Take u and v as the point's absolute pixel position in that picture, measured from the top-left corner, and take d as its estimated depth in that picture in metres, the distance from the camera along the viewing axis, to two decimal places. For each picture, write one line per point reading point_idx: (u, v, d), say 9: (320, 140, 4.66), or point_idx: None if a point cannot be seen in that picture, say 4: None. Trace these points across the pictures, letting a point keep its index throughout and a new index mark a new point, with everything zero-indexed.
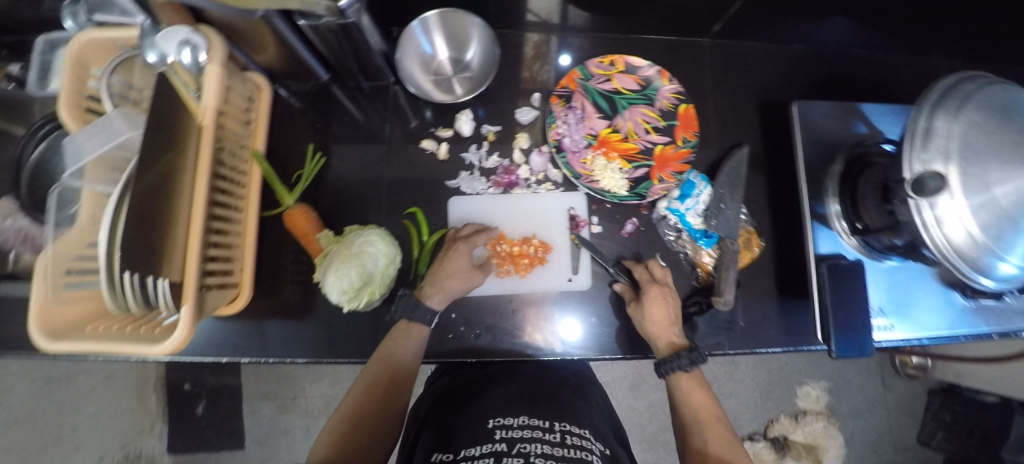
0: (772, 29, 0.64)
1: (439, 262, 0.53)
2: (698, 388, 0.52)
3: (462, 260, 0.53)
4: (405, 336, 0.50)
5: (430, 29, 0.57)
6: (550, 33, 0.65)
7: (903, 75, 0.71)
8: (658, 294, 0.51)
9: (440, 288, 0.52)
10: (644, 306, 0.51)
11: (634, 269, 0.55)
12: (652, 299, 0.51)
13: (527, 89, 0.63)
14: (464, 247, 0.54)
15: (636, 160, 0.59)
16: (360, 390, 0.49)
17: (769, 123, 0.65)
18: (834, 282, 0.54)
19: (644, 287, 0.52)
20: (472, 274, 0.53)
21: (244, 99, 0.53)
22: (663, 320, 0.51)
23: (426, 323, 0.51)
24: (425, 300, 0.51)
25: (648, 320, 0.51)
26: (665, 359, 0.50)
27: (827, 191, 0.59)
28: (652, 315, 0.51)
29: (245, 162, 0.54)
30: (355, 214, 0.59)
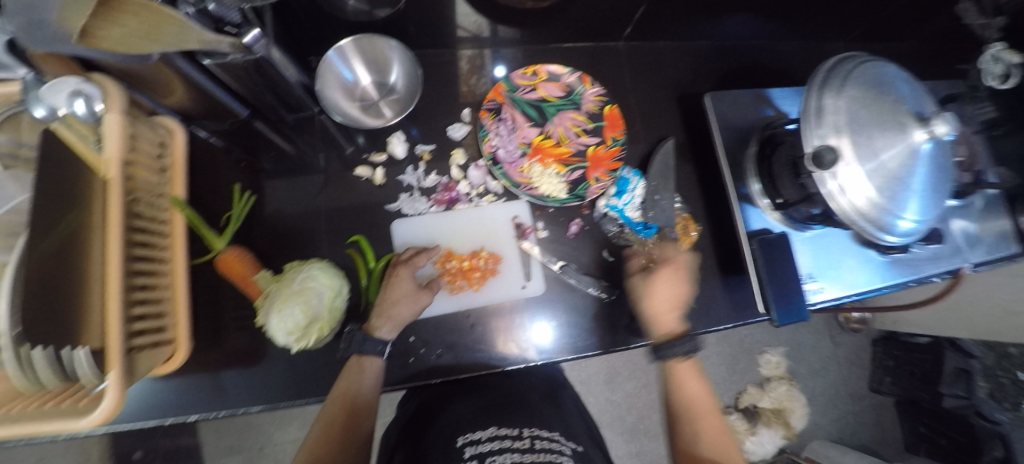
0: (679, 28, 0.69)
1: (384, 290, 0.52)
2: (695, 381, 0.54)
3: (405, 284, 0.52)
4: (357, 370, 0.49)
5: (348, 57, 0.57)
6: (484, 47, 0.66)
7: (801, 59, 0.78)
8: (674, 271, 0.55)
9: (388, 318, 0.50)
10: (654, 283, 0.55)
11: (637, 256, 0.58)
12: (666, 276, 0.55)
13: (470, 102, 0.64)
14: (406, 271, 0.53)
15: (571, 163, 0.61)
16: (319, 431, 0.48)
17: (689, 114, 0.69)
18: (765, 256, 0.59)
19: (655, 268, 0.56)
20: (419, 295, 0.52)
21: (155, 146, 0.50)
22: (668, 299, 0.54)
23: (378, 353, 0.49)
24: (374, 333, 0.50)
25: (653, 297, 0.54)
26: (665, 344, 0.53)
27: (747, 172, 0.63)
28: (651, 294, 0.54)
29: (166, 210, 0.51)
30: (295, 249, 0.57)
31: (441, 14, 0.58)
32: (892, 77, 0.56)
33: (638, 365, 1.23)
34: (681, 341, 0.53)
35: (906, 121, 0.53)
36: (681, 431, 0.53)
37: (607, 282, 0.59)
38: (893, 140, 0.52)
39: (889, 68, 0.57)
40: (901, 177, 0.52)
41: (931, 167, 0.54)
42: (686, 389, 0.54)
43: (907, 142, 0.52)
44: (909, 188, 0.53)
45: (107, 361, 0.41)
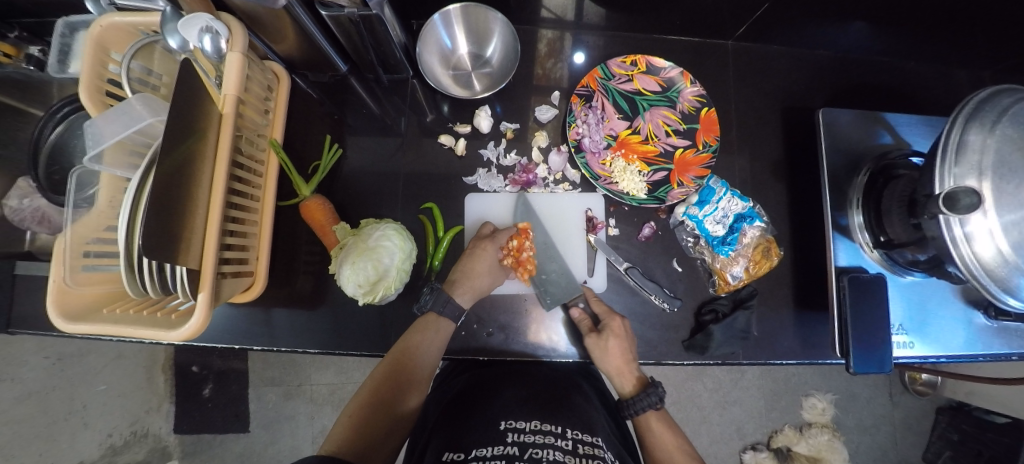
0: (799, 33, 0.62)
1: (470, 259, 0.55)
2: (666, 427, 0.53)
3: (488, 259, 0.55)
4: (432, 328, 0.52)
5: (451, 22, 0.56)
6: (564, 30, 0.64)
7: (931, 85, 0.69)
8: (619, 330, 0.52)
9: (470, 286, 0.53)
10: (604, 341, 0.51)
11: (594, 303, 0.55)
12: (613, 334, 0.51)
13: (542, 86, 0.62)
14: (490, 246, 0.56)
15: (656, 163, 0.58)
16: (376, 382, 0.50)
17: (793, 129, 0.63)
18: (855, 297, 0.53)
19: (606, 320, 0.53)
20: (499, 273, 0.55)
21: (263, 88, 0.53)
22: (620, 356, 0.51)
23: (454, 319, 0.53)
24: (455, 297, 0.53)
25: (607, 355, 0.50)
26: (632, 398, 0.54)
27: (850, 202, 0.57)
28: (603, 350, 0.50)
29: (263, 150, 0.54)
30: (369, 207, 0.59)
31: None
32: None
33: (670, 381, 1.22)
34: (648, 389, 0.53)
35: None
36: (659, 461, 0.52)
37: (669, 292, 0.57)
38: None
39: None
40: None
41: None
42: (661, 435, 0.52)
43: None
44: None
45: (200, 282, 0.44)
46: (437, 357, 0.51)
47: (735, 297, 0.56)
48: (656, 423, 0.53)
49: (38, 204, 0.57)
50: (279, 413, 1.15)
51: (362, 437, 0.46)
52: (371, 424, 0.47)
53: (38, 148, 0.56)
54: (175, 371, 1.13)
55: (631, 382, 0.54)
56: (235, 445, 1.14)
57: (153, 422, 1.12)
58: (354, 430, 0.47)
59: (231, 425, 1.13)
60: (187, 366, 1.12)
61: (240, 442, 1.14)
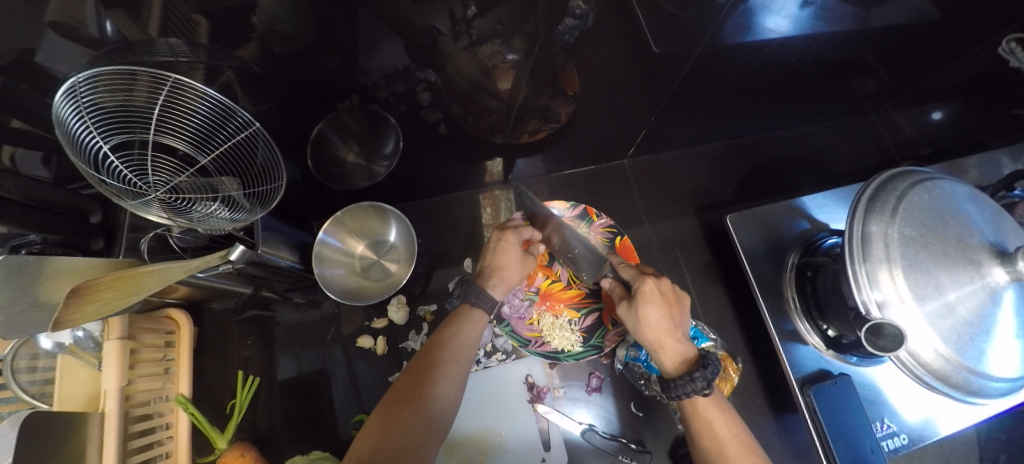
0: (685, 138, 0.65)
1: (495, 252, 0.50)
2: (720, 411, 0.39)
3: (513, 249, 0.51)
4: (468, 320, 0.44)
5: (340, 234, 0.56)
6: (497, 154, 0.61)
7: (824, 145, 0.72)
8: (651, 293, 0.43)
9: (501, 278, 0.48)
10: (637, 309, 0.42)
11: (623, 268, 0.48)
12: (646, 300, 0.42)
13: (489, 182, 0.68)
14: (513, 237, 0.51)
15: (585, 306, 0.56)
16: (416, 370, 0.40)
17: (710, 229, 0.63)
18: (826, 410, 0.49)
19: (636, 284, 0.44)
20: (526, 261, 0.51)
21: (158, 347, 0.50)
22: (662, 324, 0.41)
23: (489, 309, 0.46)
24: (488, 289, 0.47)
25: (643, 325, 0.42)
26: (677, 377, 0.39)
27: (788, 304, 0.54)
28: (638, 320, 0.42)
29: (170, 411, 0.50)
30: (301, 429, 0.55)
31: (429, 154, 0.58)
32: (952, 197, 0.45)
33: None
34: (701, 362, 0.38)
35: (979, 258, 0.41)
36: None
37: (636, 443, 0.52)
38: (964, 281, 0.41)
39: (948, 184, 0.46)
40: (979, 325, 0.40)
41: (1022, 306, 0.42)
42: (712, 424, 0.38)
43: (985, 284, 0.41)
44: (992, 338, 0.41)
45: None
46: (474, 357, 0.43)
47: None
48: (713, 410, 0.39)
49: None
50: None
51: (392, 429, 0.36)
52: (408, 427, 0.36)
53: None
54: None
55: (675, 360, 0.40)
56: None
57: None
58: (384, 446, 0.35)
59: None
60: None
61: None
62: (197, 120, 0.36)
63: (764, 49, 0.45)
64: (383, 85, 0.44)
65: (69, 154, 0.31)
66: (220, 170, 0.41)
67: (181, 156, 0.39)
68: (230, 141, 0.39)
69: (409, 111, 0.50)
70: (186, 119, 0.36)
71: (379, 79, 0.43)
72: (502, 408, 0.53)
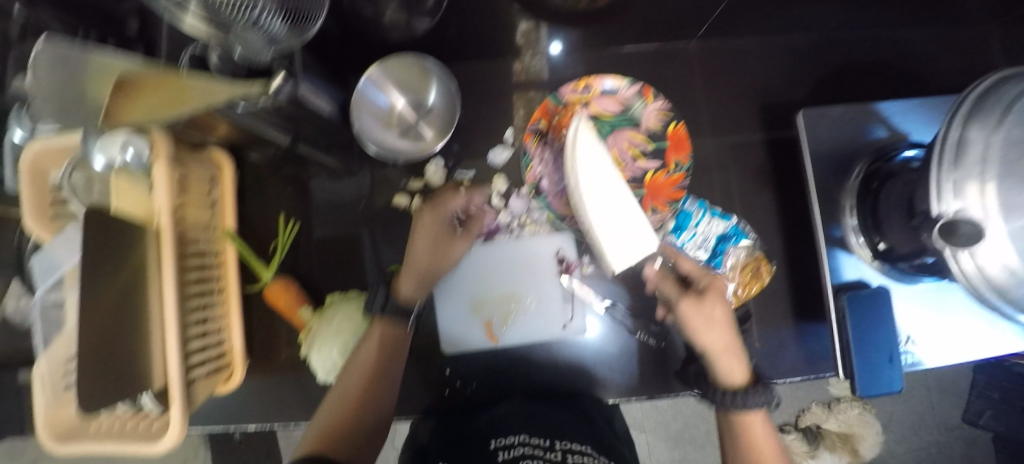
0: (771, 23, 0.56)
1: (414, 235, 0.51)
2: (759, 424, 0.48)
3: (428, 223, 0.52)
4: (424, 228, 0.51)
5: (381, 82, 0.53)
6: (541, 20, 0.54)
7: (932, 51, 0.61)
8: (719, 292, 0.49)
9: (412, 274, 0.50)
10: (708, 306, 0.48)
11: (683, 263, 0.51)
12: (712, 299, 0.48)
13: (522, 82, 0.60)
14: (427, 215, 0.52)
15: (625, 192, 0.54)
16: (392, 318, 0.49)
17: (774, 130, 0.58)
18: (859, 318, 0.48)
19: (704, 283, 0.50)
20: (440, 237, 0.52)
21: (204, 181, 0.51)
22: (724, 324, 0.47)
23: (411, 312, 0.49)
24: (398, 293, 0.50)
25: (710, 321, 0.47)
26: (744, 390, 0.46)
27: (843, 210, 0.51)
28: (707, 317, 0.47)
29: (217, 242, 0.53)
30: (337, 278, 0.58)
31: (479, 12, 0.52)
32: None
33: None
34: (757, 386, 0.46)
35: None
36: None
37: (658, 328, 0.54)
38: None
39: None
40: None
41: None
42: (755, 440, 0.47)
43: None
44: None
45: (168, 395, 0.44)
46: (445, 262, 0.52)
47: None
48: (755, 423, 0.47)
49: None
50: None
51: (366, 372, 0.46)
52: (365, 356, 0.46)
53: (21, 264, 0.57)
54: None
55: (738, 373, 0.47)
56: None
57: None
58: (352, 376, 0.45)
59: None
60: None
61: None
62: None
63: None
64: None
65: None
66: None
67: None
68: None
69: None
70: None
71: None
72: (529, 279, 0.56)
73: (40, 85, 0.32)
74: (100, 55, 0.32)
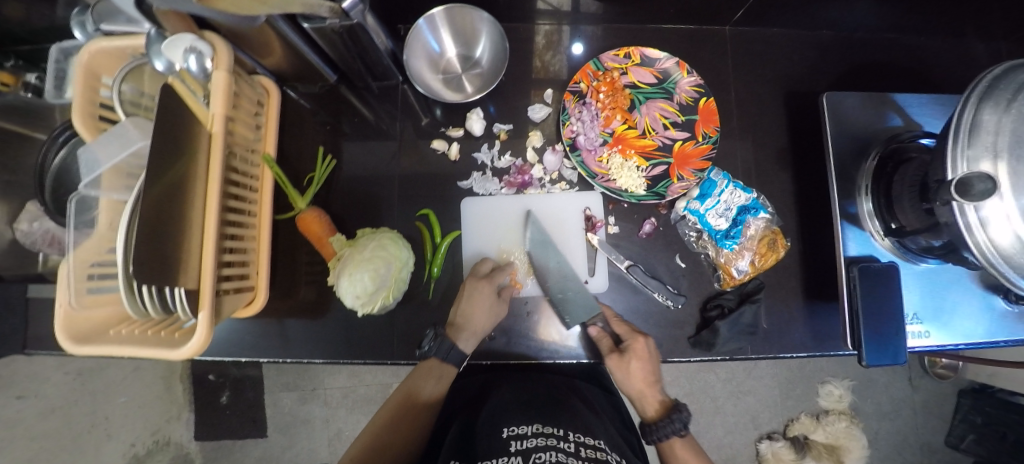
0: (800, 15, 0.60)
1: (467, 301, 0.52)
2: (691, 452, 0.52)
3: (484, 295, 0.53)
4: (474, 292, 0.53)
5: (437, 26, 0.55)
6: (561, 24, 0.62)
7: (942, 60, 0.66)
8: (642, 351, 0.51)
9: (470, 330, 0.52)
10: (626, 363, 0.51)
11: (614, 325, 0.54)
12: (636, 356, 0.51)
13: (540, 79, 0.61)
14: (486, 285, 0.53)
15: (654, 158, 0.57)
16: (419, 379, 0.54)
17: (797, 115, 0.61)
18: (869, 288, 0.50)
19: (627, 340, 0.52)
20: (497, 308, 0.53)
21: (253, 103, 0.52)
22: (642, 377, 0.52)
23: (460, 362, 0.53)
24: (458, 342, 0.52)
25: (629, 376, 0.51)
26: (656, 424, 0.53)
27: (859, 189, 0.54)
28: (626, 372, 0.51)
29: (256, 166, 0.54)
30: (366, 217, 0.58)
31: None
32: None
33: (682, 373, 1.24)
34: (674, 414, 0.52)
35: None
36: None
37: (674, 289, 0.56)
38: None
39: None
40: None
41: None
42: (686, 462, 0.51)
43: None
44: None
45: (199, 300, 0.44)
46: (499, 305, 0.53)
47: (743, 291, 0.55)
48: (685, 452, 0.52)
49: (47, 227, 0.57)
50: (298, 419, 1.18)
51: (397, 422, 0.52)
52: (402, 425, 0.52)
53: (43, 175, 0.55)
54: (190, 380, 1.14)
55: (653, 406, 0.55)
56: (255, 449, 1.17)
57: (173, 429, 1.13)
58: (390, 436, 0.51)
59: (250, 431, 1.15)
60: (203, 377, 1.14)
61: (258, 447, 1.17)
62: None
63: None
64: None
65: None
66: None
67: None
68: None
69: None
70: None
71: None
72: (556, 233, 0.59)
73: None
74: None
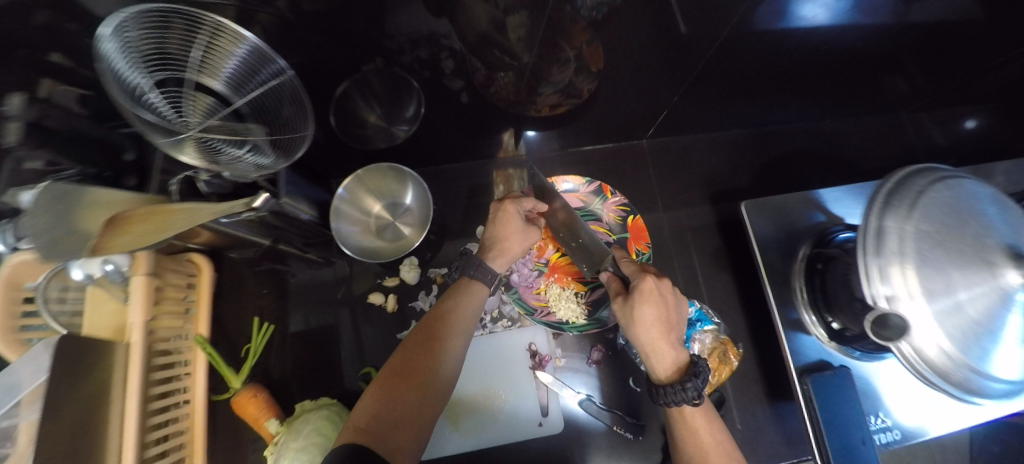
0: (706, 124, 0.65)
1: (498, 224, 0.52)
2: (710, 421, 0.41)
3: (515, 220, 0.52)
4: (506, 213, 0.52)
5: (360, 189, 0.58)
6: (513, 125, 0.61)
7: (846, 142, 0.72)
8: (650, 292, 0.44)
9: (503, 252, 0.51)
10: (632, 306, 0.44)
11: (623, 264, 0.49)
12: (643, 298, 0.44)
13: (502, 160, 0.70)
14: (514, 208, 0.53)
15: (590, 281, 0.57)
16: (416, 345, 0.42)
17: (723, 215, 0.65)
18: (824, 399, 0.49)
19: (637, 280, 0.46)
20: (529, 233, 0.53)
21: (180, 285, 0.52)
22: (657, 322, 0.43)
23: (487, 283, 0.49)
24: (488, 262, 0.50)
25: (638, 322, 0.43)
26: (671, 384, 0.40)
27: (795, 294, 0.54)
28: (636, 319, 0.44)
29: (187, 347, 0.52)
30: (312, 379, 0.57)
31: (453, 123, 0.59)
32: (973, 197, 0.44)
33: None
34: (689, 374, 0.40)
35: (994, 259, 0.41)
36: (678, 442, 0.42)
37: (631, 417, 0.54)
38: (974, 283, 0.40)
39: (966, 183, 0.45)
40: (989, 328, 0.40)
41: None
42: (702, 433, 0.41)
43: (995, 286, 0.40)
44: (1000, 340, 0.41)
45: None
46: (526, 236, 0.53)
47: None
48: (699, 420, 0.41)
49: None
50: None
51: (389, 401, 0.37)
52: (403, 401, 0.38)
53: None
54: None
55: (670, 368, 0.42)
56: None
57: None
58: (381, 416, 0.36)
59: None
60: None
61: None
62: (234, 65, 0.37)
63: (792, 39, 0.45)
64: (408, 50, 0.44)
65: (112, 89, 0.31)
66: (254, 115, 0.41)
67: (215, 100, 0.38)
68: (265, 88, 0.39)
69: (432, 77, 0.49)
70: (224, 62, 0.36)
71: (404, 44, 0.43)
72: (506, 374, 0.56)
73: (36, 216, 0.32)
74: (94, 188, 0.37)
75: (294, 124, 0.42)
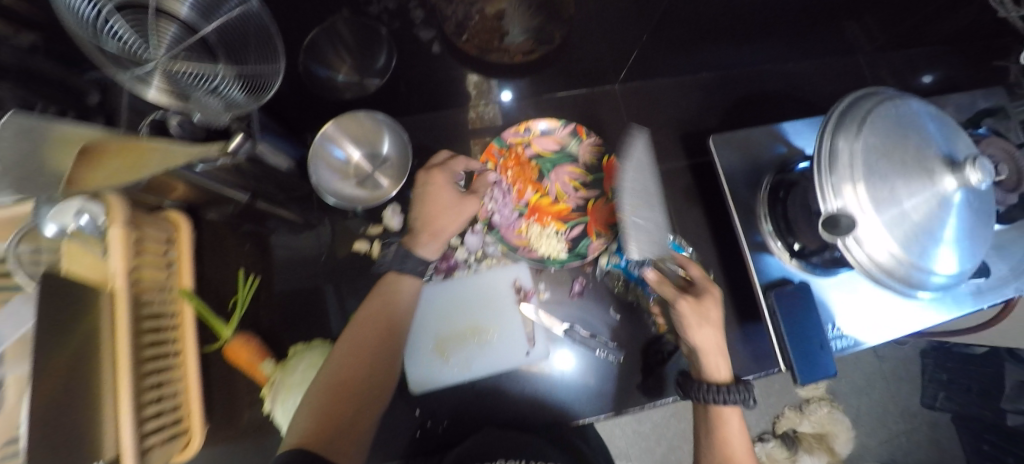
0: (675, 66, 0.67)
1: (422, 201, 0.55)
2: (734, 423, 0.49)
3: (443, 193, 0.55)
4: (429, 188, 0.56)
5: (337, 141, 0.58)
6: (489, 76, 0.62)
7: (811, 80, 0.74)
8: (712, 300, 0.50)
9: (431, 231, 0.54)
10: (703, 306, 0.49)
11: (688, 267, 0.53)
12: (710, 304, 0.50)
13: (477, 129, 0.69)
14: (439, 180, 0.56)
15: (570, 220, 0.60)
16: (345, 356, 0.47)
17: (693, 153, 0.68)
18: (786, 311, 0.53)
19: (701, 287, 0.51)
20: (461, 202, 0.55)
21: (162, 239, 0.51)
22: (716, 342, 0.49)
23: (418, 272, 0.52)
24: (415, 248, 0.53)
25: (692, 321, 0.49)
26: (723, 387, 0.47)
27: (759, 219, 0.58)
28: (700, 315, 0.49)
29: (174, 302, 0.52)
30: (302, 328, 0.58)
31: (426, 72, 0.59)
32: (917, 114, 0.47)
33: None
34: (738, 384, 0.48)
35: (932, 167, 0.44)
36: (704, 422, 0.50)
37: (613, 342, 0.57)
38: (917, 189, 0.44)
39: (912, 103, 0.48)
40: (930, 230, 0.44)
41: (966, 217, 0.45)
42: (725, 431, 0.48)
43: (935, 191, 0.44)
44: (940, 241, 0.44)
45: None
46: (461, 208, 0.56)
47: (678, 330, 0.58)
48: (731, 421, 0.49)
49: None
50: None
51: (332, 417, 0.43)
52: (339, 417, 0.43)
53: None
54: None
55: (722, 374, 0.49)
56: None
57: None
58: (323, 433, 0.42)
59: None
60: None
61: None
62: None
63: None
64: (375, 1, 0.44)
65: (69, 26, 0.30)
66: (223, 46, 0.38)
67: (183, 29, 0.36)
68: (231, 17, 0.37)
69: (402, 27, 0.49)
70: None
71: None
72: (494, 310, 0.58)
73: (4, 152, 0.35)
74: (64, 124, 0.38)
75: (266, 59, 0.40)
